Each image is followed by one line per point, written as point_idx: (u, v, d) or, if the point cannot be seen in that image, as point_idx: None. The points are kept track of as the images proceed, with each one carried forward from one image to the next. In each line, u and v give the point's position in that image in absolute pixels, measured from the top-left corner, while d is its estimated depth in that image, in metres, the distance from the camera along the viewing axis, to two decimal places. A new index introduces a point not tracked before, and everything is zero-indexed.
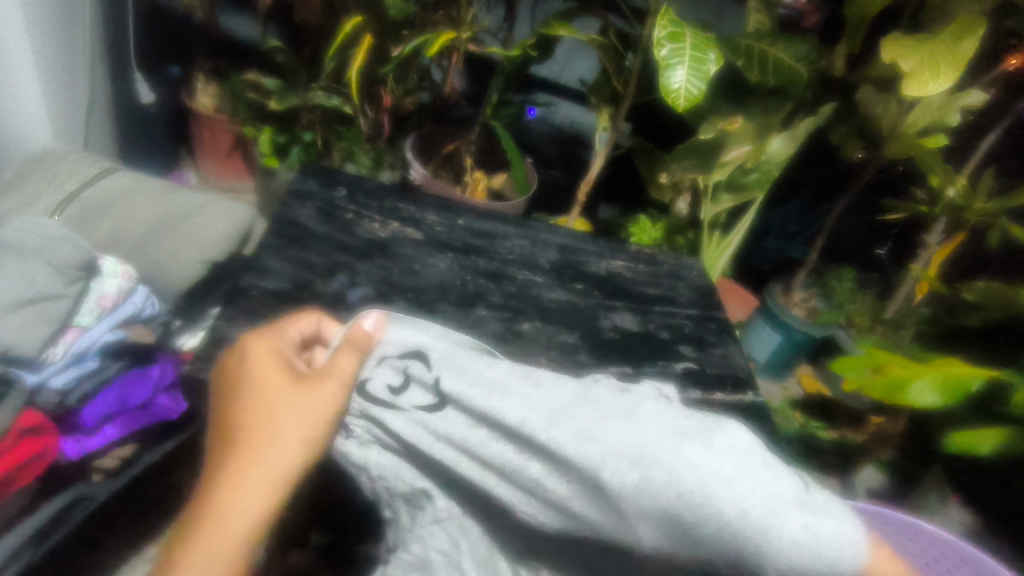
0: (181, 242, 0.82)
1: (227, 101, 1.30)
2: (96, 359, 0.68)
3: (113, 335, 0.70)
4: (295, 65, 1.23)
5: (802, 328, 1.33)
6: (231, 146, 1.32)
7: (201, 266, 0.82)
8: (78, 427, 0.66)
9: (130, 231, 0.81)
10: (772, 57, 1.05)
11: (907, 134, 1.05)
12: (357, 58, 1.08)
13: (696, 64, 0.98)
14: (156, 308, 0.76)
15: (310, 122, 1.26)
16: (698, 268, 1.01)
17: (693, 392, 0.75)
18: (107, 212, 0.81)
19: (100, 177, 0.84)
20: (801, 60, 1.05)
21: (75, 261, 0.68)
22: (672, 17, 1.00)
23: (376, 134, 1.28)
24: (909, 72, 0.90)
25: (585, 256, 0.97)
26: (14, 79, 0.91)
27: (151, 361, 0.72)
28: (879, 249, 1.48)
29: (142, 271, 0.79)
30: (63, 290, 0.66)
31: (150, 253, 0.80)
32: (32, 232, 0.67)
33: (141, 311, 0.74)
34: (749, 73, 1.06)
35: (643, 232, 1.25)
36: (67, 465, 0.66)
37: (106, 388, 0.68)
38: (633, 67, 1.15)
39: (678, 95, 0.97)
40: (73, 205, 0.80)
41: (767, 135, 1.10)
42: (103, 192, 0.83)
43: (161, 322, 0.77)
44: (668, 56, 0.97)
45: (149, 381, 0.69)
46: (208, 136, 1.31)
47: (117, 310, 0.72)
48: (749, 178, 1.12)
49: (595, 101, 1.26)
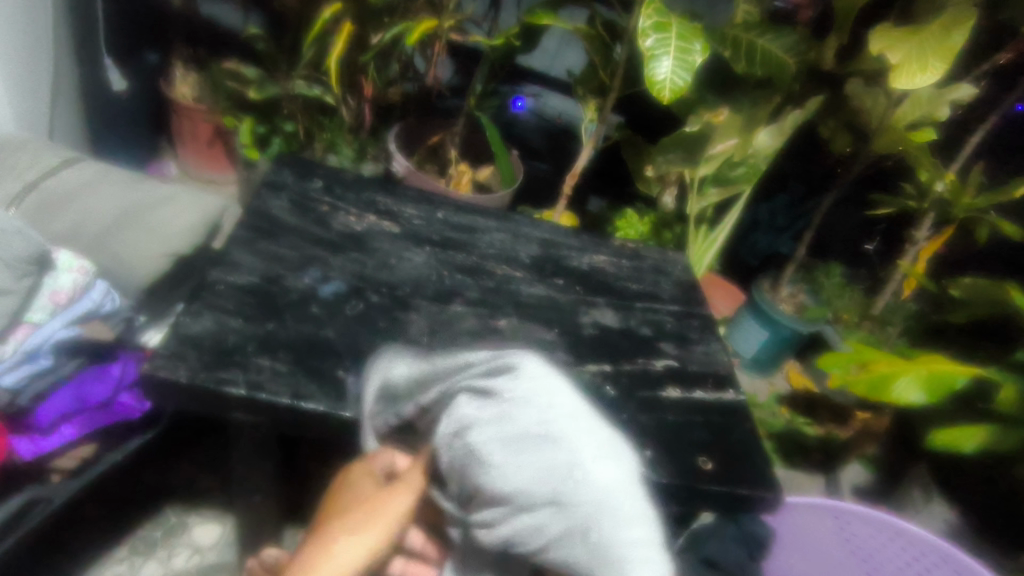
0: (144, 235, 0.79)
1: (205, 90, 1.27)
2: (51, 357, 0.66)
3: (67, 331, 0.69)
4: (274, 53, 1.21)
5: (788, 324, 1.31)
6: (209, 136, 1.29)
7: (166, 260, 0.79)
8: (32, 426, 0.64)
9: (91, 223, 0.78)
10: (759, 48, 1.03)
11: (895, 128, 1.04)
12: (336, 46, 1.05)
13: (681, 55, 0.95)
14: (117, 303, 0.74)
15: (290, 112, 1.23)
16: (682, 263, 1.00)
17: (672, 390, 0.74)
18: (68, 203, 0.79)
19: (63, 167, 0.82)
20: (790, 52, 1.03)
21: (25, 254, 0.66)
22: (658, 6, 0.98)
23: (357, 125, 1.25)
24: (898, 65, 0.89)
25: (567, 250, 0.95)
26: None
27: (111, 357, 0.69)
28: (868, 244, 1.46)
29: (102, 265, 0.77)
30: (12, 286, 0.65)
31: (112, 246, 0.78)
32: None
33: (100, 306, 0.72)
34: (737, 64, 1.04)
35: (628, 226, 1.23)
36: (20, 467, 0.63)
37: (64, 385, 0.66)
38: (619, 58, 1.12)
39: (663, 86, 0.95)
40: (32, 196, 0.78)
41: (754, 128, 1.08)
42: (65, 182, 0.81)
43: (125, 317, 0.75)
44: (653, 47, 0.95)
45: (109, 379, 0.67)
46: (185, 125, 1.28)
47: (73, 306, 0.70)
48: (735, 173, 1.09)
49: (581, 92, 1.23)
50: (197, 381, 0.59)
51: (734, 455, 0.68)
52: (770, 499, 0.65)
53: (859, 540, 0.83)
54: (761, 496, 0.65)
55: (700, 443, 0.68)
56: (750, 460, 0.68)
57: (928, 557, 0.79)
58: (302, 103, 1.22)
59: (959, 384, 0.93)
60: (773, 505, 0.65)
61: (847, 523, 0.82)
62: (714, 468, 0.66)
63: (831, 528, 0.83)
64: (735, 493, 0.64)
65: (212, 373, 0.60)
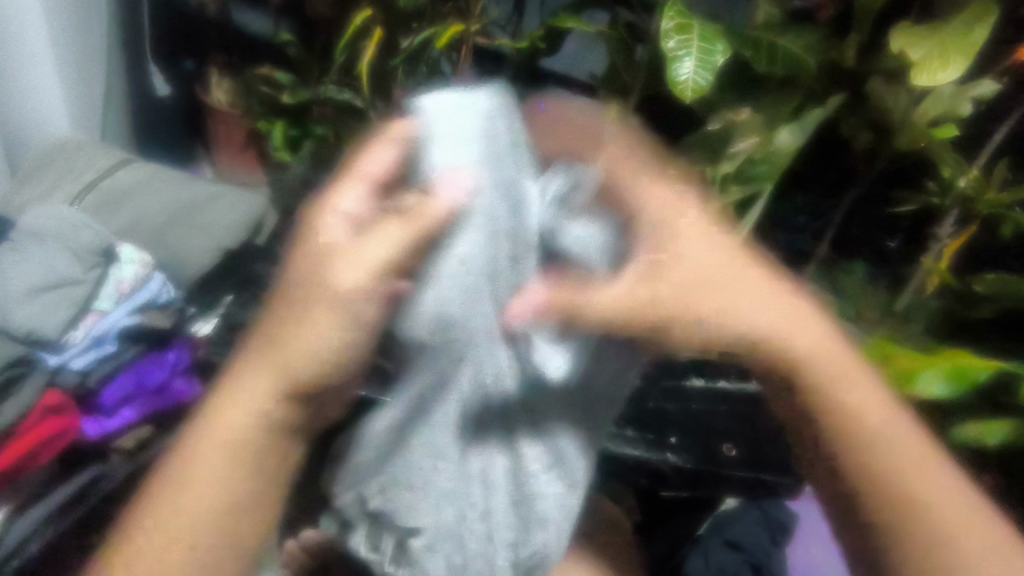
0: (195, 230, 0.85)
1: (234, 95, 1.30)
2: (115, 343, 0.77)
3: (130, 319, 0.78)
4: (306, 59, 1.25)
5: None
6: (244, 140, 1.34)
7: (217, 254, 0.85)
8: (97, 409, 0.76)
9: (145, 221, 0.85)
10: (780, 48, 1.04)
11: (916, 126, 1.05)
12: (368, 51, 1.10)
13: (703, 56, 0.97)
14: (173, 295, 0.82)
15: (322, 116, 1.27)
16: None
17: (695, 379, 0.79)
18: (125, 202, 0.86)
19: (119, 167, 0.88)
20: (810, 50, 1.05)
21: (93, 247, 0.76)
22: (679, 8, 1.00)
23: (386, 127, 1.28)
24: (919, 61, 0.90)
25: None
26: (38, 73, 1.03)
27: (166, 345, 0.80)
28: (891, 242, 1.45)
29: (160, 258, 0.83)
30: (82, 276, 0.75)
31: (165, 243, 0.84)
32: (53, 220, 0.77)
33: (157, 297, 0.80)
34: (758, 63, 1.05)
35: None
36: (86, 446, 0.75)
37: (124, 371, 0.77)
38: (641, 60, 1.15)
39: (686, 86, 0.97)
40: (92, 194, 0.85)
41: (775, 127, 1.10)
42: (122, 181, 0.87)
43: (178, 307, 0.82)
44: (674, 48, 0.98)
45: (165, 365, 0.79)
46: (222, 129, 1.34)
47: (134, 296, 0.79)
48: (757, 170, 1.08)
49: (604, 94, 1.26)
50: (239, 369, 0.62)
51: (757, 440, 0.77)
52: (789, 484, 0.77)
53: None
54: (781, 481, 0.77)
55: (722, 431, 0.78)
56: (772, 445, 0.76)
57: None
58: (333, 107, 1.25)
59: (980, 378, 0.94)
60: (792, 489, 0.77)
61: None
62: (738, 454, 0.77)
63: None
64: (756, 477, 0.76)
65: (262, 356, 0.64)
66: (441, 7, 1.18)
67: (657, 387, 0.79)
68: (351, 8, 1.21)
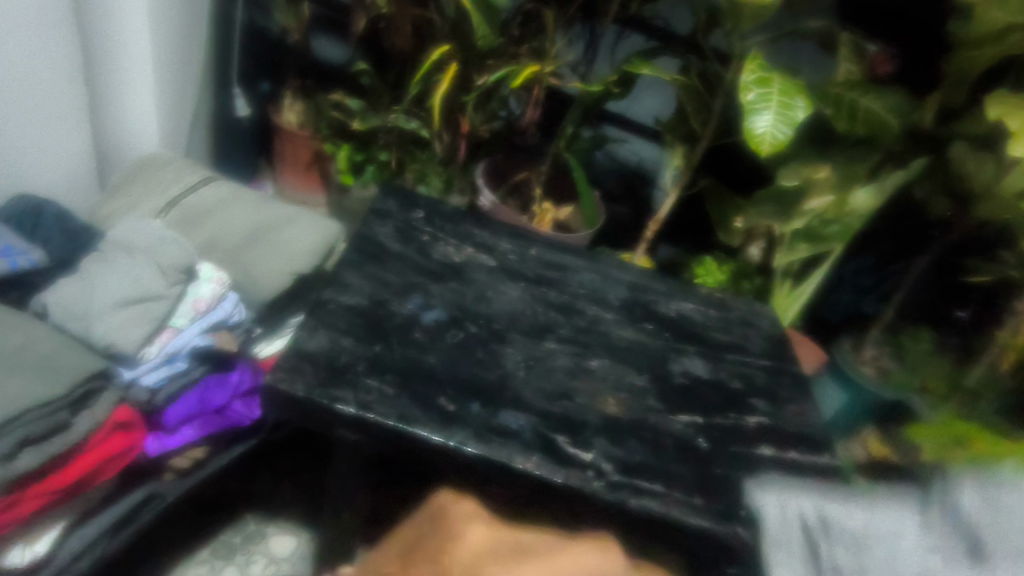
0: (274, 252, 0.97)
1: (309, 118, 1.44)
2: (184, 361, 0.85)
3: (201, 339, 0.87)
4: (378, 87, 1.32)
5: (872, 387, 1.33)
6: (308, 161, 1.46)
7: (289, 277, 0.95)
8: (159, 427, 0.82)
9: (226, 238, 0.97)
10: (861, 107, 1.02)
11: (1002, 196, 1.01)
12: (440, 86, 1.14)
13: (783, 110, 0.96)
14: (242, 315, 0.92)
15: (386, 142, 1.37)
16: (771, 318, 1.00)
17: (766, 448, 0.76)
18: (209, 217, 0.99)
19: (202, 184, 1.02)
20: (894, 112, 1.02)
21: (178, 265, 0.86)
22: (761, 62, 0.99)
23: (449, 158, 1.35)
24: (1015, 131, 0.85)
25: (656, 295, 0.97)
26: (293, 236, 0.99)
27: (231, 366, 0.87)
28: (960, 311, 1.44)
29: (238, 278, 0.95)
30: (165, 290, 0.84)
31: (243, 261, 0.95)
32: None
33: (229, 316, 0.90)
34: (837, 122, 1.02)
35: (707, 273, 1.30)
36: (146, 461, 0.82)
37: (189, 389, 0.84)
38: (712, 109, 1.15)
39: (763, 139, 0.96)
40: (176, 210, 0.99)
41: (850, 186, 1.06)
42: (203, 199, 1.00)
43: (244, 327, 0.93)
44: (754, 101, 0.97)
45: (228, 386, 0.85)
46: (288, 151, 1.46)
47: (209, 313, 0.89)
48: (830, 230, 1.06)
49: (669, 139, 1.28)
50: (314, 396, 0.67)
51: None
52: None
53: None
54: None
55: None
56: None
57: None
58: (397, 134, 1.35)
59: None
60: None
61: None
62: None
63: None
64: None
65: (328, 389, 0.68)
66: (514, 46, 1.21)
67: (726, 453, 0.74)
68: (428, 43, 1.28)
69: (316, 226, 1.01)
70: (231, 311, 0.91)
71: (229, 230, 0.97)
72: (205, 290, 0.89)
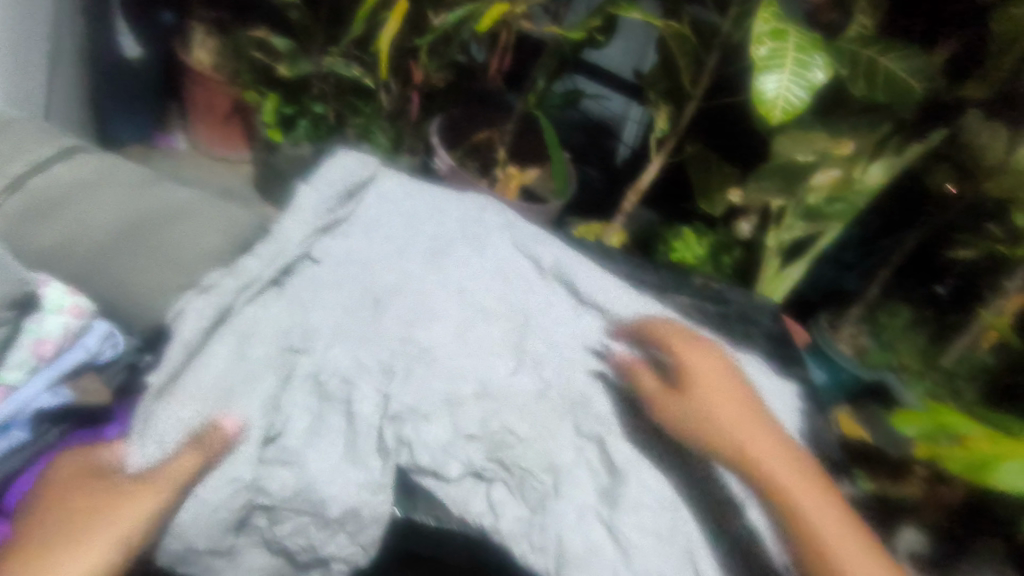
0: (149, 252, 0.67)
1: (226, 58, 1.22)
2: (27, 430, 0.57)
3: (55, 396, 0.58)
4: (309, 24, 1.10)
5: (851, 369, 1.25)
6: (228, 111, 1.27)
7: (176, 292, 0.66)
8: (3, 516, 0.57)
9: (86, 237, 0.67)
10: (881, 69, 0.88)
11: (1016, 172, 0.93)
12: (387, 25, 0.94)
13: (798, 69, 0.82)
14: (118, 350, 0.63)
15: (322, 91, 1.16)
16: (769, 309, 0.89)
17: None
18: (69, 206, 0.68)
19: (60, 155, 0.72)
20: (917, 76, 0.88)
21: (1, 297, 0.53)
22: (776, 11, 0.84)
23: (397, 112, 1.16)
24: None
25: (645, 286, 0.85)
26: (180, 236, 0.69)
27: (103, 421, 0.63)
28: (939, 287, 1.39)
29: (102, 299, 0.65)
30: None
31: (102, 267, 0.66)
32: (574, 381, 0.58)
33: (97, 356, 0.61)
34: (854, 85, 0.89)
35: (687, 249, 1.18)
36: None
37: (37, 463, 0.58)
38: (706, 64, 1.00)
39: (773, 104, 0.82)
40: (19, 196, 0.67)
41: (862, 159, 0.95)
42: (58, 178, 0.70)
43: (127, 363, 0.65)
44: (766, 57, 0.82)
45: (103, 445, 0.61)
46: (201, 97, 1.26)
47: (60, 360, 0.59)
48: (833, 208, 0.96)
49: (652, 97, 1.12)
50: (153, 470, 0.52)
51: None
52: None
53: None
54: None
55: None
56: None
57: None
58: (336, 82, 1.14)
59: None
60: None
61: None
62: None
63: None
64: None
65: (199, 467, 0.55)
66: None
67: None
68: None
69: (226, 219, 0.73)
70: (100, 347, 0.61)
71: (93, 229, 0.67)
72: (55, 326, 0.58)
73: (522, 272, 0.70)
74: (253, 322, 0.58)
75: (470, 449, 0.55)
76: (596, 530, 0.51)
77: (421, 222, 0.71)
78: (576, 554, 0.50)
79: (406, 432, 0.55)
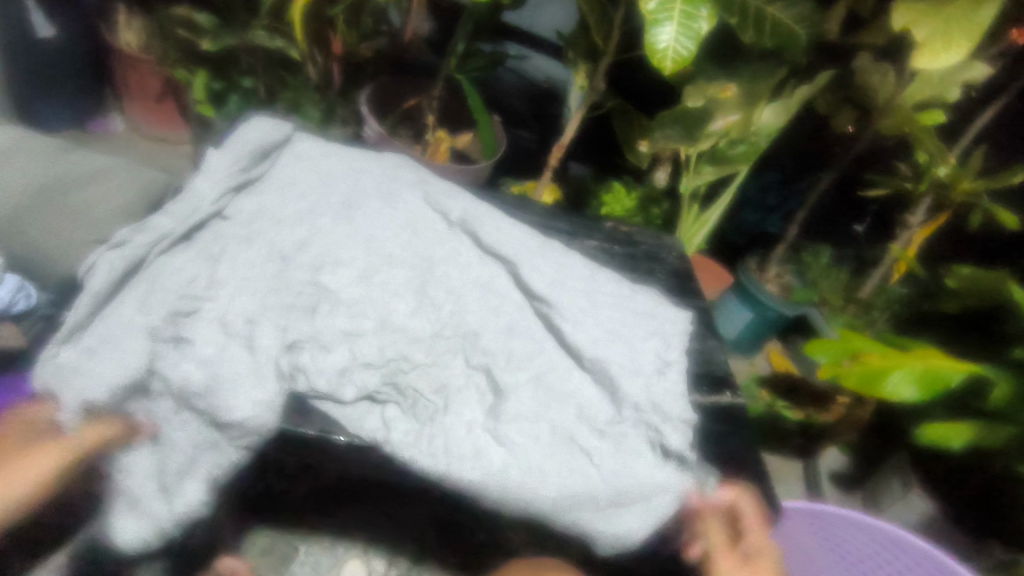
0: (66, 214, 0.77)
1: (152, 37, 1.23)
2: None
3: None
4: None
5: (775, 306, 1.34)
6: (160, 90, 1.28)
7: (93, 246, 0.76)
8: None
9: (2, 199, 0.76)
10: (769, 16, 0.93)
11: (903, 109, 1.02)
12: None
13: (686, 21, 0.87)
14: (32, 300, 0.70)
15: (250, 66, 1.18)
16: (677, 249, 0.96)
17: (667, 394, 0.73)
18: None
19: None
20: (801, 22, 0.94)
21: None
22: None
23: (326, 83, 1.19)
24: (921, 41, 0.81)
25: (558, 233, 0.92)
26: (94, 195, 0.81)
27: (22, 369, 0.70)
28: (858, 226, 1.48)
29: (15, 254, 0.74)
30: None
31: (23, 228, 0.75)
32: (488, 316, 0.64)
33: (10, 304, 0.68)
34: (744, 33, 0.94)
35: (616, 202, 1.24)
36: None
37: None
38: (614, 21, 1.05)
39: (665, 55, 0.87)
40: None
41: (755, 104, 1.00)
42: None
43: (42, 314, 0.71)
44: (656, 10, 0.87)
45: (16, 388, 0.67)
46: (132, 77, 1.27)
47: None
48: (734, 151, 1.04)
49: (571, 57, 1.16)
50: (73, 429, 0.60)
51: (729, 468, 0.70)
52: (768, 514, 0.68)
53: (848, 546, 0.89)
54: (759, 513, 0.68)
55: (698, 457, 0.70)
56: (751, 473, 0.71)
57: (919, 564, 0.84)
58: (263, 55, 1.17)
59: (952, 381, 0.94)
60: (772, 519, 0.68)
61: (835, 533, 0.88)
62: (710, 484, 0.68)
63: (814, 535, 0.89)
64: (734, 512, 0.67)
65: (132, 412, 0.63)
66: None
67: None
68: None
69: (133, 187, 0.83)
70: (13, 297, 0.68)
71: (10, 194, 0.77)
72: None
73: (427, 225, 0.73)
74: (165, 274, 0.64)
75: (366, 375, 0.64)
76: (482, 438, 0.63)
77: (332, 178, 0.74)
78: (460, 455, 0.62)
79: (303, 360, 0.62)
